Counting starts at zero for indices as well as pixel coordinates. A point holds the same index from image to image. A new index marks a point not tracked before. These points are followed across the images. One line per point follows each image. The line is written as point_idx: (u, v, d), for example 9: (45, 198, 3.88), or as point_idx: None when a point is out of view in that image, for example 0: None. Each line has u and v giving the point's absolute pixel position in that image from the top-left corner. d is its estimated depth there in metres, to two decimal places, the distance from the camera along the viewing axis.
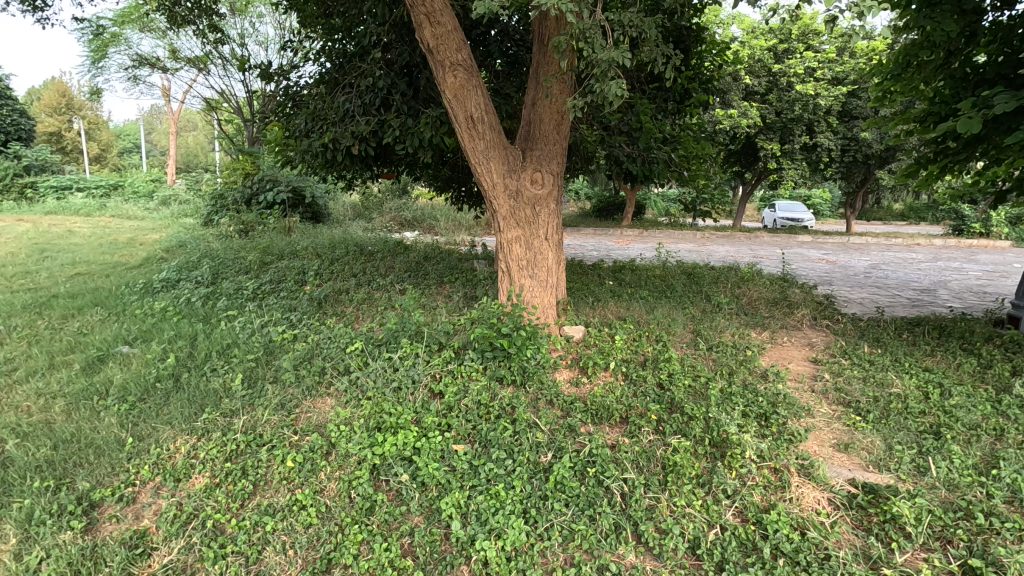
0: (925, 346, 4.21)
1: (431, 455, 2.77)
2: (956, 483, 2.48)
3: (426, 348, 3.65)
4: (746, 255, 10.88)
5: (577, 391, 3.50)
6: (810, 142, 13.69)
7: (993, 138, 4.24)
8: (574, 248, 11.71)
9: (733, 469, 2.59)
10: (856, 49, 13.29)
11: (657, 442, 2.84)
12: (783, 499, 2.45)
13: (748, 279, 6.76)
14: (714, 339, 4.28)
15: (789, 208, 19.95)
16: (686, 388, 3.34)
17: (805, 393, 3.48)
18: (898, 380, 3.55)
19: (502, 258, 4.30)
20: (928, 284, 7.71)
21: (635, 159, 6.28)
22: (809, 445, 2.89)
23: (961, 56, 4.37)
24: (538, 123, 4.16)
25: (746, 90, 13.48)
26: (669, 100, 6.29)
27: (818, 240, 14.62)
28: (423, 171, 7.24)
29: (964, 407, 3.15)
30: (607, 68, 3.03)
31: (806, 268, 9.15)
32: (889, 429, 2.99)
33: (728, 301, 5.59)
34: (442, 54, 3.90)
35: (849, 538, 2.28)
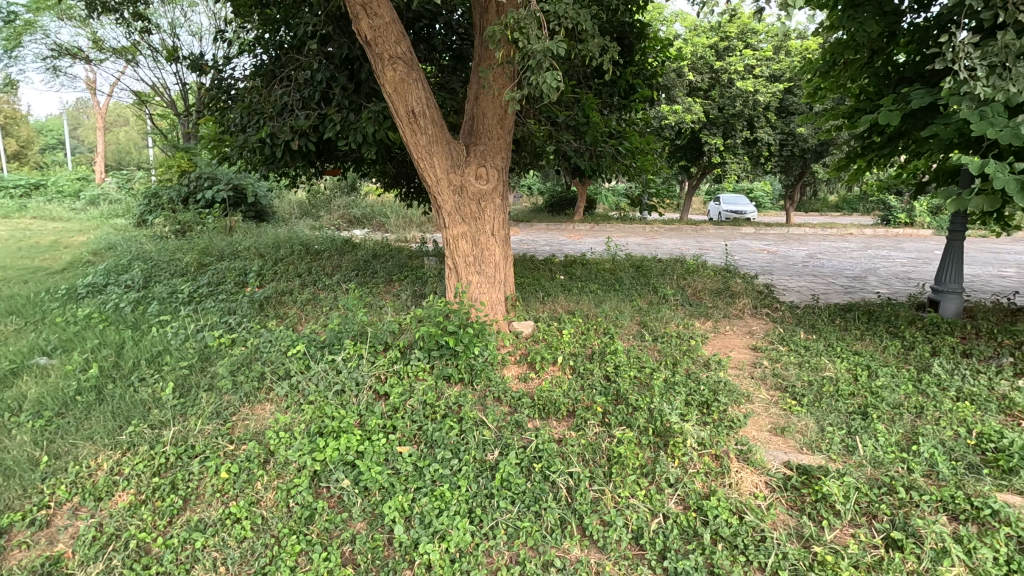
0: (855, 331, 4.43)
1: (375, 458, 2.70)
2: (881, 460, 2.60)
3: (371, 348, 3.57)
4: (692, 247, 11.21)
5: (526, 386, 3.49)
6: (750, 137, 14.21)
7: (913, 133, 4.48)
8: (526, 243, 11.75)
9: (676, 458, 2.65)
10: (791, 47, 13.86)
11: (603, 433, 2.86)
12: (722, 485, 2.52)
13: (693, 271, 6.94)
14: (659, 330, 4.38)
15: (733, 201, 20.66)
16: (632, 379, 3.40)
17: (745, 380, 3.60)
18: (831, 364, 3.72)
19: (449, 255, 4.25)
20: (859, 272, 8.14)
21: (583, 154, 6.31)
22: (748, 430, 2.98)
23: (883, 55, 4.58)
24: (482, 118, 4.10)
25: (690, 86, 13.84)
26: (614, 95, 6.37)
27: (760, 231, 15.20)
28: (370, 167, 7.07)
29: (889, 387, 3.34)
30: (541, 60, 3.02)
31: (749, 259, 9.48)
32: (822, 411, 3.11)
33: (674, 293, 5.73)
34: (380, 47, 3.80)
35: (784, 519, 2.36)
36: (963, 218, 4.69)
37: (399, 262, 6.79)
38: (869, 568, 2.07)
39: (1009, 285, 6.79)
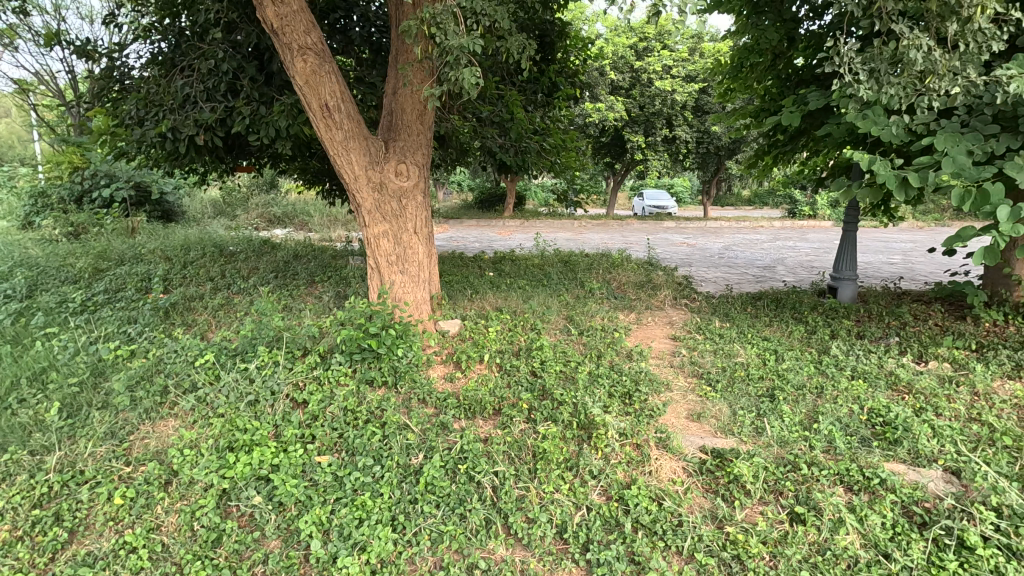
0: (765, 318, 4.72)
1: (291, 471, 2.57)
2: (786, 439, 2.76)
3: (288, 354, 3.39)
4: (618, 241, 11.55)
5: (452, 386, 3.44)
6: (670, 135, 14.82)
7: (811, 132, 4.82)
8: (456, 240, 11.64)
9: (599, 450, 2.70)
10: (704, 50, 14.55)
11: (528, 430, 2.87)
12: (643, 473, 2.59)
13: (618, 265, 7.15)
14: (585, 324, 4.46)
15: (655, 196, 21.52)
16: (557, 374, 3.43)
17: (665, 369, 3.74)
18: (742, 350, 3.93)
19: (370, 255, 4.12)
20: (769, 262, 8.69)
21: (508, 150, 6.30)
22: (667, 418, 3.09)
23: (784, 58, 4.87)
24: (400, 113, 3.99)
25: (612, 85, 14.22)
26: (538, 92, 6.41)
27: (680, 225, 15.92)
28: (287, 164, 6.73)
29: (793, 369, 3.58)
30: (459, 55, 2.97)
31: (670, 251, 9.88)
32: (734, 395, 3.28)
33: (600, 287, 5.87)
34: (289, 36, 3.60)
35: (700, 502, 2.45)
36: (855, 211, 5.09)
37: (321, 262, 6.52)
38: (775, 543, 2.19)
39: (896, 271, 7.46)
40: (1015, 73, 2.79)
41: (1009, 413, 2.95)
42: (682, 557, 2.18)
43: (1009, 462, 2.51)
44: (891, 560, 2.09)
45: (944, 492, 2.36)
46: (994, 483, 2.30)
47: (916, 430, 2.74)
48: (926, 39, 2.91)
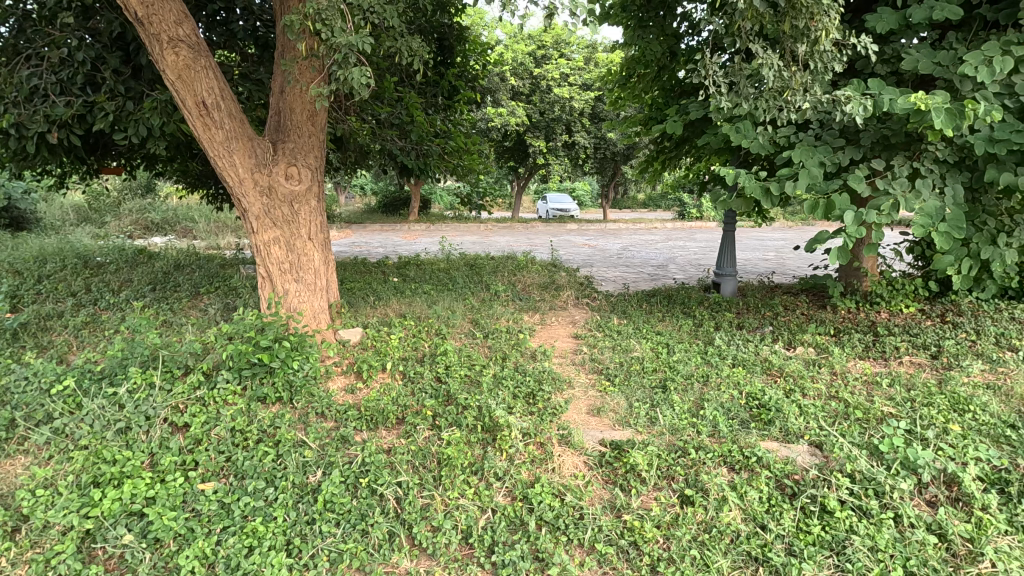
0: (658, 314, 5.02)
1: (169, 503, 2.34)
2: (677, 426, 2.94)
3: (165, 374, 3.08)
4: (523, 243, 11.78)
5: (353, 398, 3.32)
6: (569, 141, 15.35)
7: (693, 139, 5.20)
8: (360, 246, 11.26)
9: (503, 451, 2.73)
10: (599, 59, 15.24)
11: (433, 437, 2.84)
12: (546, 470, 2.65)
13: (523, 267, 7.28)
14: (489, 327, 4.49)
15: (557, 200, 22.19)
16: (462, 378, 3.42)
17: (567, 367, 3.86)
18: (638, 345, 4.16)
19: (260, 263, 3.86)
20: (662, 260, 9.31)
21: (409, 153, 6.20)
22: (569, 414, 3.19)
23: (667, 71, 5.22)
24: (288, 113, 3.79)
25: (512, 91, 14.48)
26: (437, 95, 6.37)
27: (582, 227, 16.55)
28: (164, 166, 6.16)
29: (683, 360, 3.84)
30: (348, 54, 2.83)
31: (573, 253, 10.23)
32: (630, 388, 3.45)
33: (505, 289, 5.93)
34: (156, 27, 3.29)
35: (600, 494, 2.55)
36: (732, 214, 5.58)
37: (207, 272, 6.03)
38: (668, 526, 2.32)
39: (769, 266, 8.24)
40: (850, 93, 3.17)
41: (859, 389, 3.35)
42: (583, 549, 2.25)
43: (860, 432, 2.84)
44: (767, 531, 2.28)
45: (809, 464, 2.62)
46: (849, 452, 2.60)
47: (785, 410, 3.04)
48: (777, 58, 3.23)
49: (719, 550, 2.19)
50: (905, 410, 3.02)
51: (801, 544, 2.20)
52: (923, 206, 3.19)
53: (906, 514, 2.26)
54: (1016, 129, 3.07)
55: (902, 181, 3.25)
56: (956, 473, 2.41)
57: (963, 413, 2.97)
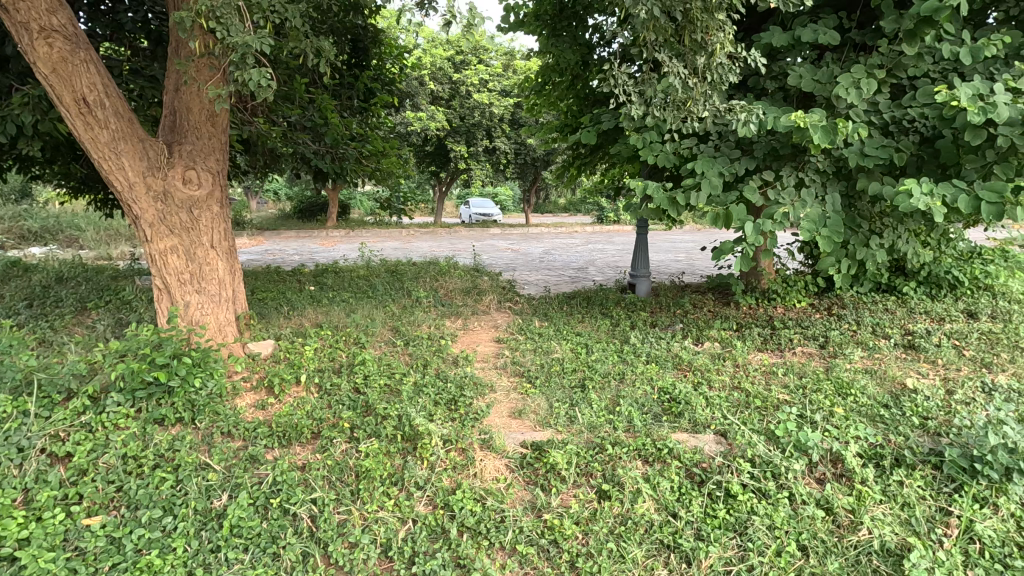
0: (577, 315, 5.16)
1: (46, 543, 2.09)
2: (595, 424, 3.03)
3: (44, 400, 2.78)
4: (445, 248, 11.71)
5: (264, 415, 3.15)
6: (490, 146, 15.43)
7: (606, 146, 5.40)
8: (273, 254, 10.71)
9: (424, 460, 2.69)
10: (517, 67, 15.48)
11: (350, 450, 2.74)
12: (468, 476, 2.64)
13: (445, 272, 7.24)
14: (411, 334, 4.41)
15: (480, 205, 22.26)
16: (381, 388, 3.33)
17: (489, 371, 3.87)
18: (558, 347, 4.25)
19: (155, 274, 3.57)
20: (582, 263, 9.61)
21: (323, 156, 5.97)
22: (490, 418, 3.20)
23: (581, 80, 5.39)
24: (185, 113, 3.54)
25: (431, 95, 14.39)
26: (353, 98, 6.20)
27: (505, 232, 16.72)
28: (42, 168, 5.55)
29: (601, 359, 3.97)
30: (246, 54, 2.69)
31: (495, 257, 10.30)
32: (551, 389, 3.52)
33: (427, 295, 5.87)
34: (25, 14, 2.96)
35: (521, 496, 2.57)
36: (644, 218, 5.85)
37: (96, 285, 5.50)
38: (586, 521, 2.38)
39: (680, 267, 8.70)
40: (744, 105, 3.42)
41: (759, 379, 3.62)
42: (505, 551, 2.26)
43: (759, 419, 3.06)
44: (678, 518, 2.39)
45: (715, 452, 2.79)
46: (749, 439, 2.79)
47: (694, 402, 3.22)
48: (681, 67, 3.40)
49: (634, 540, 2.27)
50: (797, 397, 3.29)
51: (708, 528, 2.33)
52: (807, 212, 3.51)
53: (799, 492, 2.45)
54: (881, 145, 3.46)
55: (789, 191, 3.57)
56: (840, 451, 2.65)
57: (845, 397, 3.28)
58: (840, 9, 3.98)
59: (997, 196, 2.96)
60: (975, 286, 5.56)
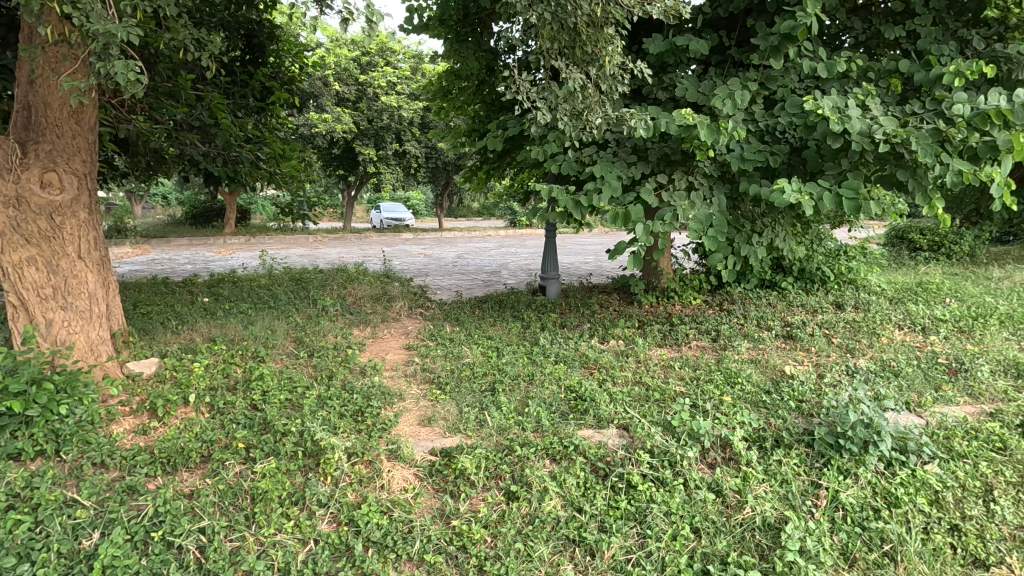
0: (489, 319, 5.19)
1: None
2: (505, 426, 3.05)
3: None
4: (355, 255, 11.35)
5: (145, 440, 2.87)
6: (400, 150, 15.16)
7: (514, 151, 5.47)
8: (161, 264, 9.84)
9: (327, 476, 2.57)
10: (425, 70, 15.37)
11: (244, 472, 2.57)
12: (374, 489, 2.57)
13: (354, 279, 7.00)
14: (315, 344, 4.22)
15: (392, 210, 21.79)
16: (281, 404, 3.15)
17: (398, 380, 3.79)
18: (469, 351, 4.25)
19: (8, 289, 3.14)
20: (494, 267, 9.71)
21: (215, 158, 5.56)
22: (399, 427, 3.13)
23: (486, 85, 5.43)
24: (41, 108, 3.17)
25: (336, 96, 13.92)
26: (248, 97, 5.84)
27: (417, 237, 16.49)
28: None
29: (511, 361, 4.02)
30: (108, 43, 2.45)
31: (407, 262, 10.12)
32: (461, 394, 3.51)
33: (333, 303, 5.64)
34: None
35: (429, 504, 2.54)
36: (552, 222, 5.99)
37: None
38: (495, 524, 2.39)
39: (588, 268, 9.01)
40: (636, 114, 3.60)
41: (658, 373, 3.83)
42: (412, 563, 2.22)
43: (658, 411, 3.24)
44: (583, 513, 2.47)
45: (618, 446, 2.89)
46: (648, 431, 2.94)
47: (598, 399, 3.34)
48: (575, 76, 3.52)
49: (541, 538, 2.32)
50: (691, 388, 3.51)
51: (610, 519, 2.42)
52: (696, 213, 3.76)
53: (692, 478, 2.62)
54: (757, 152, 3.79)
55: (680, 194, 3.80)
56: (728, 437, 2.86)
57: (733, 386, 3.55)
58: (721, 28, 4.31)
59: (854, 194, 3.34)
60: (841, 281, 6.24)
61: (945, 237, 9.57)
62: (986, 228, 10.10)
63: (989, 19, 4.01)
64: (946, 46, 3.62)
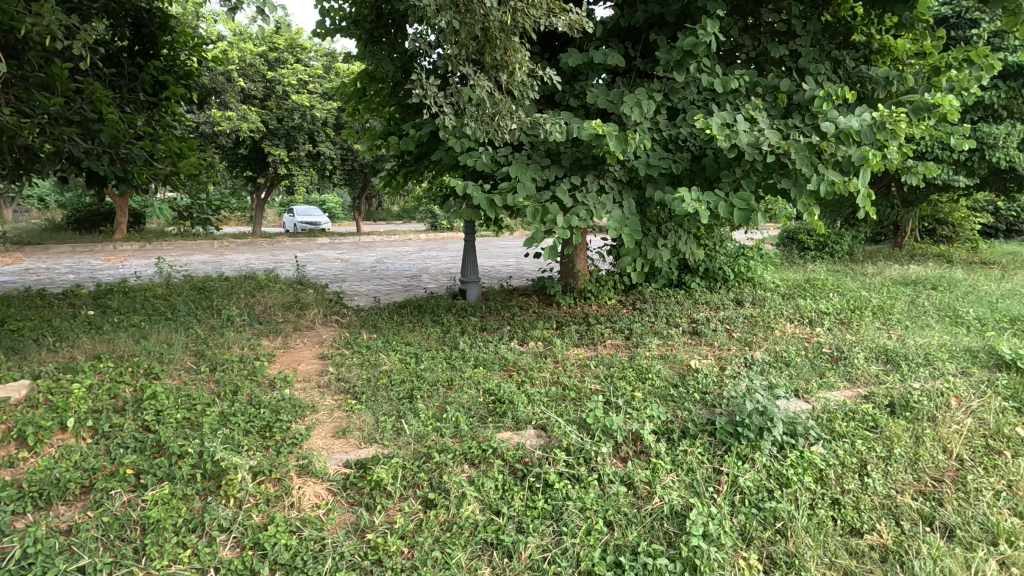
0: (407, 324, 5.10)
1: None
2: (423, 434, 3.01)
3: None
4: (266, 261, 10.76)
5: (12, 474, 2.55)
6: (313, 151, 14.57)
7: (431, 154, 5.42)
8: (37, 274, 8.82)
9: (230, 498, 2.41)
10: (339, 69, 14.89)
11: (133, 500, 2.36)
12: (283, 508, 2.44)
13: (264, 286, 6.63)
14: (218, 357, 3.94)
15: (307, 213, 20.89)
16: (177, 424, 2.92)
17: (310, 392, 3.62)
18: (386, 358, 4.16)
19: None
20: (414, 271, 9.56)
21: (99, 157, 5.06)
22: (312, 441, 3.00)
23: (401, 87, 5.33)
24: None
25: (242, 93, 13.21)
26: (137, 91, 5.37)
27: (334, 241, 15.90)
28: None
29: (430, 367, 3.97)
30: None
31: (322, 268, 9.74)
32: (378, 403, 3.41)
33: (240, 313, 5.30)
34: None
35: (343, 519, 2.45)
36: (471, 225, 5.99)
37: None
38: (412, 534, 2.35)
39: (509, 272, 9.10)
40: (547, 118, 3.68)
41: (574, 372, 3.93)
42: None
43: (574, 409, 3.32)
44: (500, 515, 2.48)
45: (535, 446, 2.94)
46: (565, 429, 3.00)
47: (516, 401, 3.37)
48: (486, 81, 3.53)
49: (459, 544, 2.30)
50: (606, 386, 3.64)
51: (528, 519, 2.45)
52: (607, 216, 3.90)
53: (606, 473, 2.71)
54: (662, 158, 4.00)
55: (593, 197, 3.93)
56: (640, 431, 2.98)
57: (644, 382, 3.72)
58: (627, 40, 4.52)
59: (745, 206, 3.64)
60: (741, 279, 6.72)
61: (828, 238, 10.57)
62: (862, 230, 11.28)
63: (857, 43, 4.50)
64: (821, 66, 4.01)
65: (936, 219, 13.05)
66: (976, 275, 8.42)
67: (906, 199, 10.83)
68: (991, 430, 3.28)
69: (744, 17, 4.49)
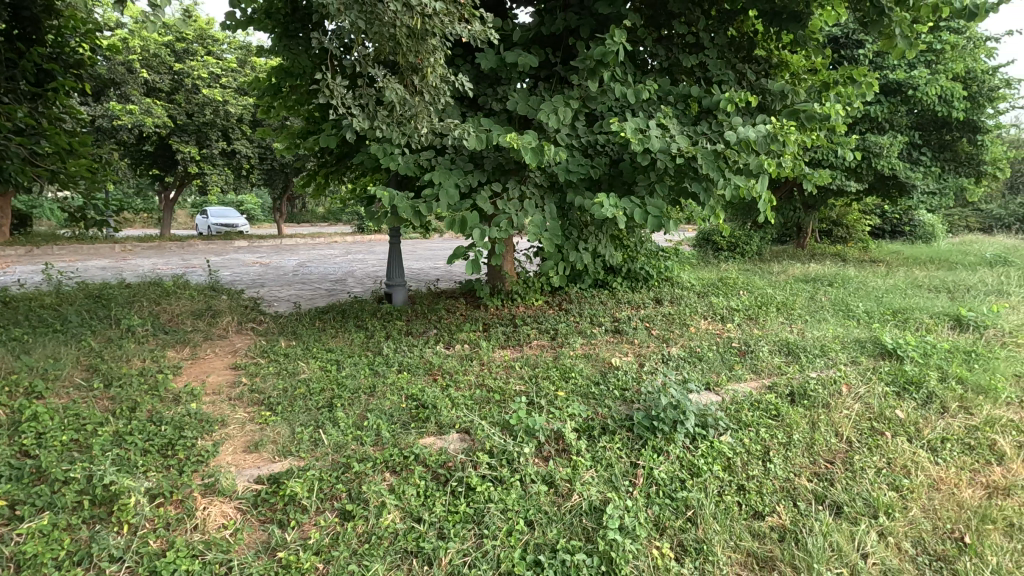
0: (329, 330, 4.93)
1: None
2: (342, 444, 2.91)
3: None
4: (175, 266, 10.04)
5: None
6: (227, 149, 13.77)
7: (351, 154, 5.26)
8: None
9: (123, 524, 2.22)
10: (255, 64, 14.19)
11: (6, 535, 2.12)
12: (185, 531, 2.28)
13: (172, 293, 6.18)
14: (115, 372, 3.62)
15: (222, 214, 19.73)
16: (62, 447, 2.65)
17: (220, 405, 3.40)
18: (305, 366, 3.99)
19: None
20: (339, 275, 9.24)
21: None
22: (221, 458, 2.82)
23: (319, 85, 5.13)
24: None
25: (146, 85, 12.24)
26: (18, 80, 4.85)
27: (253, 245, 15.09)
28: None
29: (351, 374, 3.85)
30: None
31: (239, 272, 9.21)
32: (294, 413, 3.26)
33: (142, 322, 4.91)
34: None
35: (253, 539, 2.32)
36: (395, 228, 5.87)
37: None
38: (328, 548, 2.26)
39: (437, 274, 9.01)
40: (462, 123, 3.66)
41: (499, 374, 3.95)
42: None
43: (498, 411, 3.33)
44: (421, 522, 2.44)
45: (458, 450, 2.93)
46: (488, 432, 2.99)
47: (440, 405, 3.34)
48: (397, 85, 3.47)
49: (377, 555, 2.25)
50: (530, 386, 3.68)
51: (449, 525, 2.43)
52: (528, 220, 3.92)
53: (527, 473, 2.74)
54: (580, 164, 4.07)
55: (513, 202, 3.94)
56: (561, 430, 3.04)
57: (567, 381, 3.79)
58: (547, 46, 4.59)
59: (658, 211, 3.79)
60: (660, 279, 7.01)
61: (739, 239, 11.28)
62: (768, 231, 12.11)
63: (758, 57, 4.80)
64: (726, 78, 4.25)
65: (832, 221, 14.25)
66: (865, 272, 9.24)
67: (806, 203, 11.75)
68: (875, 412, 3.61)
69: (657, 28, 4.68)
